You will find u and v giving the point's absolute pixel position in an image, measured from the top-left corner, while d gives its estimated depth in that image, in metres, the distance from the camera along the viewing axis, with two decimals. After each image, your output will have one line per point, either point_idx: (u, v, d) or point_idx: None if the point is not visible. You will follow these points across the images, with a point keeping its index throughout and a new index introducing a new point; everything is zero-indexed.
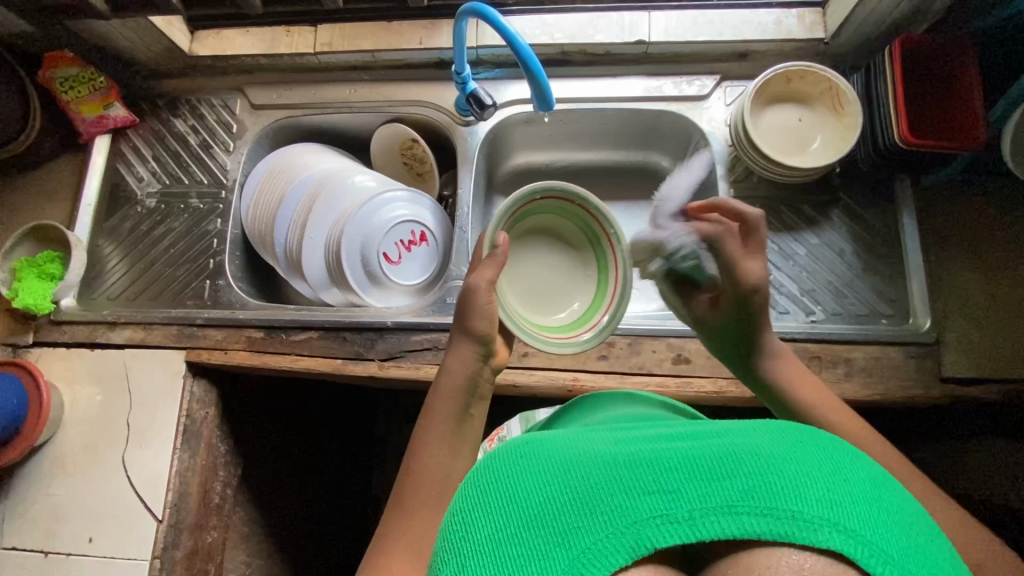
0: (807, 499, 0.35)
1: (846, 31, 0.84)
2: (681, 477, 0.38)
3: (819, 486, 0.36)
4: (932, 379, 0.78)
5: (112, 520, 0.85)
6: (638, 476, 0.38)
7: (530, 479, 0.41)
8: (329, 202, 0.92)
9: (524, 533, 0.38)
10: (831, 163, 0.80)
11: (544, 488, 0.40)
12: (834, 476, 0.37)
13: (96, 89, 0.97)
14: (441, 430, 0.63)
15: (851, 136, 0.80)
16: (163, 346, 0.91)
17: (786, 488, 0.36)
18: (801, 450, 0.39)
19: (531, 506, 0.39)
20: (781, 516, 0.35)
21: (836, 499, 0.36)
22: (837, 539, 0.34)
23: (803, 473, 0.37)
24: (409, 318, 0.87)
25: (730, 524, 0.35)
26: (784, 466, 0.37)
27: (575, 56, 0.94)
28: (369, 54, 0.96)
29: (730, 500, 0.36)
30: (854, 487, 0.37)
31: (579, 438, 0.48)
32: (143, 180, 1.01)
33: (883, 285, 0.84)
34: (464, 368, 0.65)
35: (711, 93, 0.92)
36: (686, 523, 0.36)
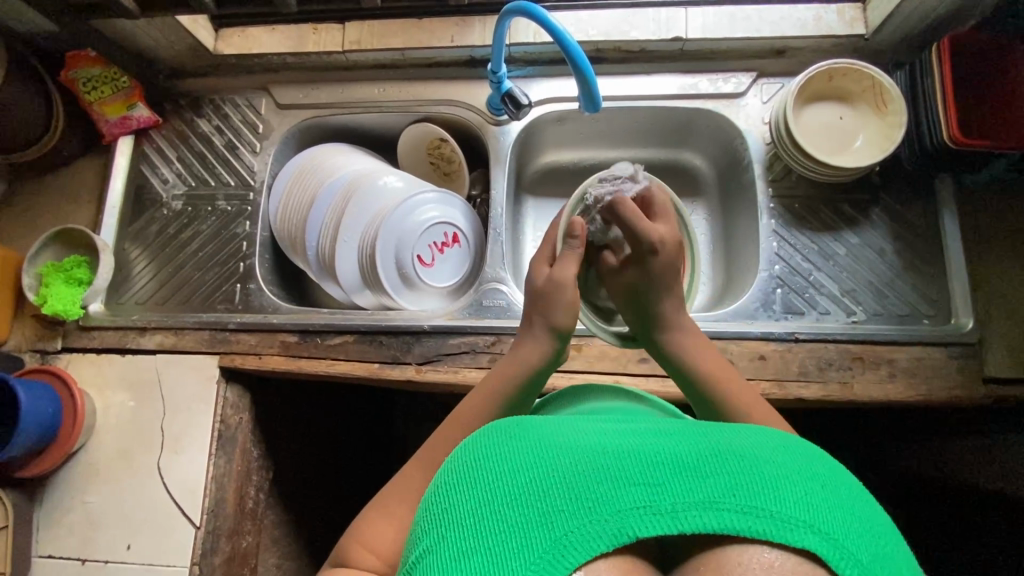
0: (788, 501, 0.34)
1: (888, 27, 0.83)
2: (664, 469, 0.36)
3: (800, 490, 0.35)
4: (974, 379, 0.78)
5: (148, 527, 0.85)
6: (621, 465, 0.36)
7: (508, 455, 0.39)
8: (361, 203, 0.91)
9: (496, 510, 0.36)
10: (876, 163, 0.79)
11: (518, 468, 0.38)
12: (817, 482, 0.36)
13: (119, 89, 0.95)
14: (482, 407, 0.64)
15: (896, 135, 0.79)
16: (196, 351, 0.90)
17: (767, 488, 0.34)
18: (785, 454, 0.38)
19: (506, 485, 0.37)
20: (759, 514, 0.34)
21: (816, 503, 0.34)
22: (814, 540, 0.33)
23: (786, 476, 0.35)
24: (445, 321, 0.86)
25: (710, 519, 0.34)
26: (767, 468, 0.36)
27: (609, 53, 0.93)
28: (398, 52, 0.94)
29: (711, 496, 0.34)
30: (836, 494, 0.35)
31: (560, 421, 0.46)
32: (168, 182, 1.00)
33: (925, 285, 0.83)
34: (530, 357, 0.64)
35: (747, 91, 0.91)
36: (666, 515, 0.34)
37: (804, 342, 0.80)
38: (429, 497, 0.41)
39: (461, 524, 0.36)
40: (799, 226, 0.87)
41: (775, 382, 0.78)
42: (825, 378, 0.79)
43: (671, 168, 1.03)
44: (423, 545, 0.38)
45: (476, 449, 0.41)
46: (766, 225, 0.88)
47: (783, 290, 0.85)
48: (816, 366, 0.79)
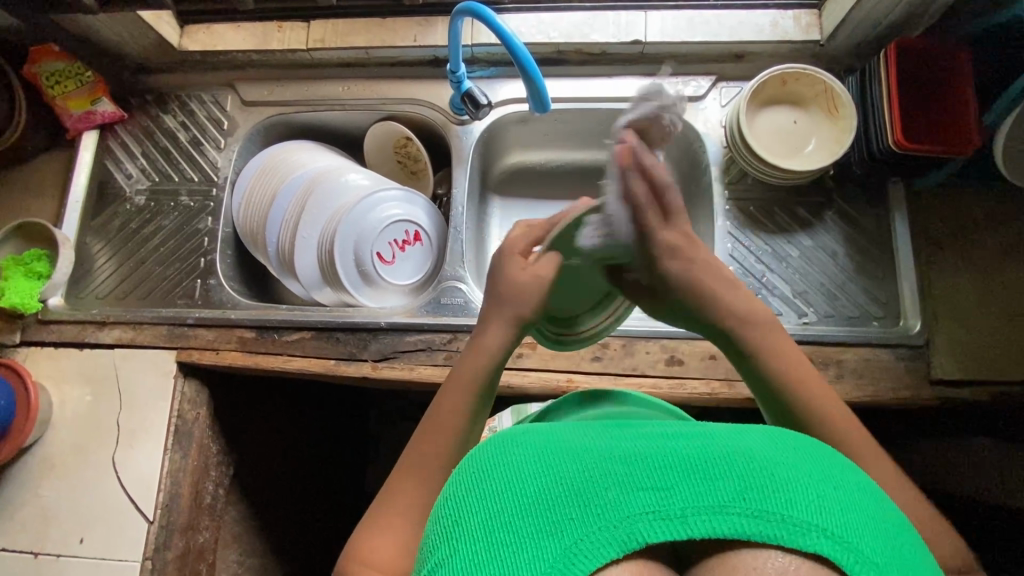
0: (797, 503, 0.34)
1: (842, 34, 0.84)
2: (671, 472, 0.35)
3: (811, 491, 0.35)
4: (921, 380, 0.79)
5: (102, 521, 0.85)
6: (631, 471, 0.36)
7: (515, 464, 0.38)
8: (322, 201, 0.92)
9: (506, 520, 0.35)
10: (825, 167, 0.80)
11: (528, 477, 0.37)
12: (827, 482, 0.36)
13: (83, 84, 0.96)
14: (458, 400, 0.60)
15: (845, 139, 0.80)
16: (153, 345, 0.90)
17: (777, 490, 0.34)
18: (794, 454, 0.37)
19: (518, 494, 0.36)
20: (770, 519, 0.33)
21: (828, 505, 0.34)
22: (827, 544, 0.33)
23: (798, 478, 0.35)
24: (402, 319, 0.87)
25: (721, 525, 0.33)
26: (778, 470, 0.35)
27: (571, 56, 0.94)
28: (362, 51, 0.95)
29: (722, 501, 0.34)
30: (847, 496, 0.35)
31: (564, 426, 0.44)
32: (132, 177, 1.00)
33: (875, 287, 0.84)
34: (498, 341, 0.62)
35: (706, 95, 0.92)
36: (676, 520, 0.33)
37: None
38: (436, 508, 0.41)
39: (472, 535, 0.35)
40: (754, 229, 0.88)
41: (726, 382, 0.80)
42: None
43: None
44: (434, 557, 0.37)
45: (481, 459, 0.40)
46: (722, 228, 0.89)
47: None
48: None
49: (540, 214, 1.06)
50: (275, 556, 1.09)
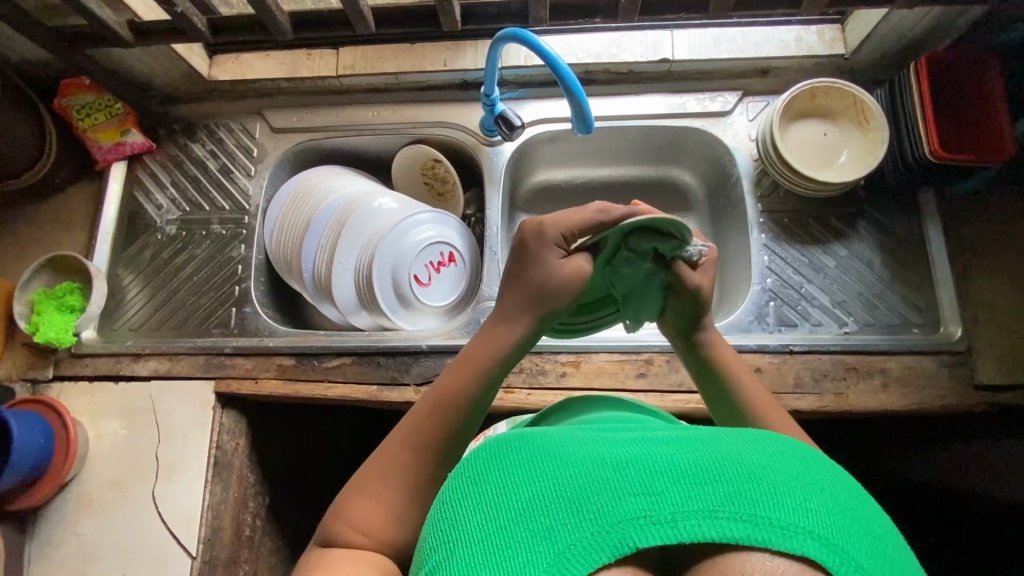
0: (786, 506, 0.33)
1: (867, 46, 0.86)
2: (662, 477, 0.34)
3: (799, 493, 0.34)
4: (966, 386, 0.79)
5: (141, 558, 0.83)
6: (623, 475, 0.35)
7: (505, 472, 0.37)
8: (357, 226, 0.91)
9: (500, 527, 0.34)
10: (860, 177, 0.81)
11: (518, 481, 0.36)
12: (813, 484, 0.35)
13: (113, 116, 0.96)
14: (462, 384, 0.57)
15: (880, 150, 0.81)
16: (191, 376, 0.89)
17: (765, 494, 0.33)
18: (777, 457, 0.36)
19: (507, 501, 0.35)
20: (761, 522, 0.32)
21: (814, 508, 0.33)
22: (812, 546, 0.32)
23: (783, 481, 0.34)
24: (443, 341, 0.86)
25: (710, 529, 0.32)
26: (763, 473, 0.35)
27: (598, 75, 0.95)
28: (392, 76, 0.96)
29: (711, 505, 0.33)
30: (833, 498, 0.34)
31: (558, 431, 0.44)
32: (162, 207, 0.99)
33: (913, 294, 0.85)
34: (516, 324, 0.58)
35: (734, 109, 0.94)
36: (667, 524, 0.33)
37: (799, 354, 0.82)
38: (428, 513, 0.40)
39: (464, 542, 0.35)
40: (788, 239, 0.89)
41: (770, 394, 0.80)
42: (821, 389, 0.80)
43: (663, 184, 1.06)
44: (428, 562, 0.36)
45: (473, 462, 0.39)
46: (757, 240, 0.90)
47: (776, 302, 0.86)
48: (811, 378, 0.81)
49: None
50: None
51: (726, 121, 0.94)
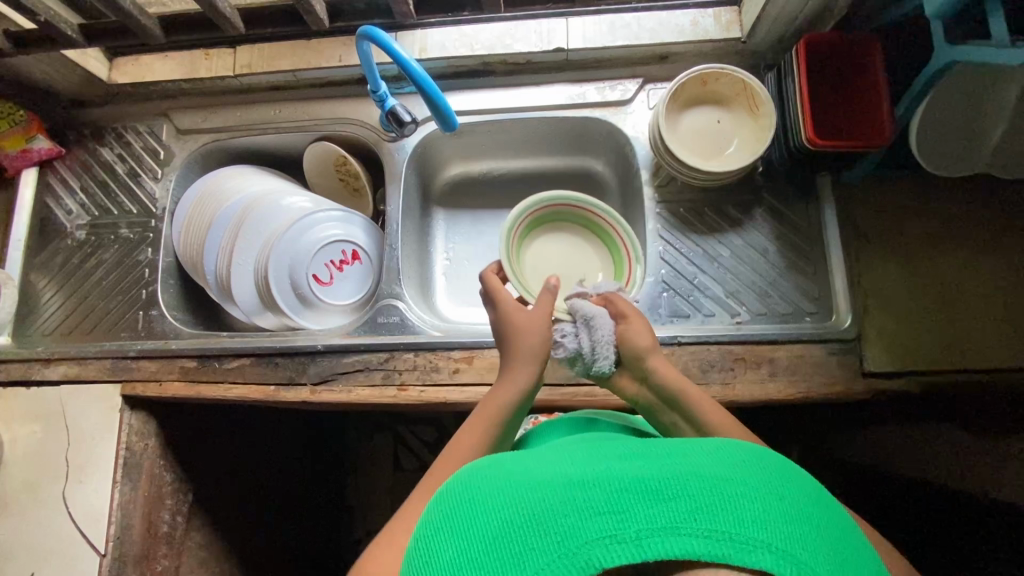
0: (745, 520, 0.35)
1: (760, 30, 0.84)
2: (628, 495, 0.37)
3: (757, 507, 0.36)
4: (854, 374, 0.79)
5: (52, 557, 0.86)
6: (591, 496, 0.38)
7: (486, 500, 0.41)
8: (256, 225, 0.92)
9: (472, 557, 0.38)
10: (747, 164, 0.80)
11: (500, 509, 0.40)
12: (770, 496, 0.38)
13: (17, 123, 0.96)
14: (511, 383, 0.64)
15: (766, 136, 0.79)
16: (98, 380, 0.91)
17: (725, 510, 0.36)
18: (741, 472, 0.39)
19: (486, 530, 0.39)
20: (722, 537, 0.34)
21: (772, 519, 0.36)
22: (773, 558, 0.34)
23: (741, 495, 0.37)
24: (339, 340, 0.87)
25: (673, 546, 0.34)
26: (725, 488, 0.38)
27: (497, 66, 0.94)
28: (289, 74, 0.95)
29: (674, 522, 0.35)
30: (792, 509, 0.37)
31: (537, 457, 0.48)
32: (72, 212, 1.00)
33: (806, 283, 0.84)
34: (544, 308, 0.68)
35: (634, 98, 0.93)
36: (633, 543, 0.35)
37: (687, 346, 0.82)
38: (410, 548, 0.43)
39: (448, 569, 0.38)
40: (683, 230, 0.88)
41: None
42: (707, 380, 0.80)
43: (577, 174, 1.06)
44: None
45: (458, 495, 0.44)
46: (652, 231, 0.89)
47: (669, 294, 0.86)
48: (698, 370, 0.81)
49: (486, 224, 1.10)
50: None
51: (626, 110, 0.93)
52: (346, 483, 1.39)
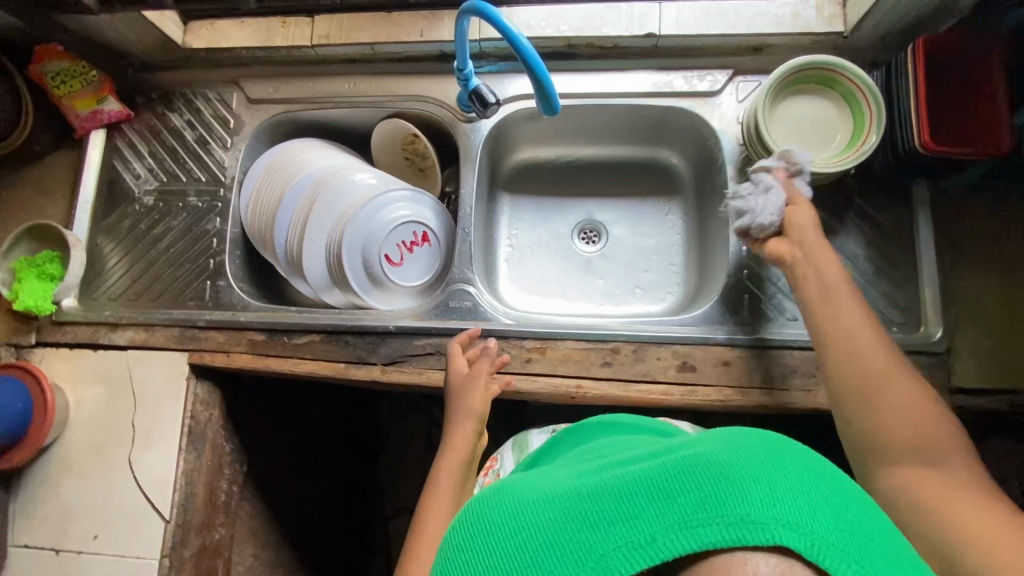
0: (753, 502, 0.35)
1: (867, 25, 0.81)
2: (635, 499, 0.38)
3: (763, 485, 0.36)
4: (942, 389, 0.77)
5: (118, 518, 0.86)
6: (600, 508, 0.38)
7: (500, 527, 0.43)
8: (329, 201, 0.91)
9: None
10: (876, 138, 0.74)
11: (509, 537, 0.41)
12: (775, 471, 0.37)
13: (89, 84, 0.95)
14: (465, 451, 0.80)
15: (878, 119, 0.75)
16: (166, 347, 0.91)
17: (732, 495, 0.36)
18: (744, 451, 0.39)
19: (502, 557, 0.40)
20: (730, 524, 0.34)
21: (780, 496, 0.36)
22: (783, 534, 0.34)
23: (747, 476, 0.37)
24: (410, 322, 0.86)
25: (687, 540, 0.35)
26: (729, 471, 0.37)
27: (581, 49, 0.91)
28: (367, 47, 0.92)
29: (683, 517, 0.35)
30: (799, 482, 0.37)
31: (547, 479, 0.49)
32: (140, 177, 0.99)
33: (895, 291, 0.82)
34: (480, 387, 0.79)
35: (722, 89, 0.89)
36: (647, 547, 0.35)
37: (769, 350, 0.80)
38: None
39: None
40: None
41: (736, 389, 0.79)
42: (790, 386, 0.79)
43: (650, 165, 1.05)
44: None
45: (472, 525, 0.45)
46: None
47: (750, 295, 0.84)
48: (780, 374, 0.79)
49: (550, 212, 1.08)
50: (291, 549, 1.12)
51: (712, 100, 0.90)
52: (384, 461, 1.39)
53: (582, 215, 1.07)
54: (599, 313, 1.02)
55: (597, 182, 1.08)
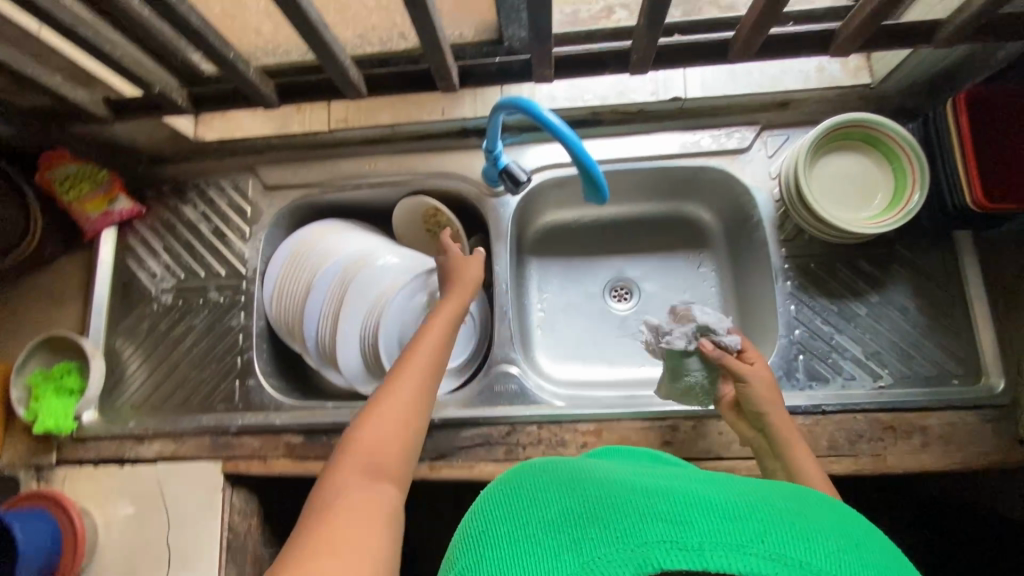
0: (817, 554, 0.36)
1: (895, 77, 0.80)
2: (694, 510, 0.38)
3: (831, 545, 0.37)
4: (1013, 443, 0.75)
5: None
6: (657, 503, 0.39)
7: (549, 490, 0.44)
8: (361, 289, 0.88)
9: (530, 535, 0.41)
10: (917, 199, 0.74)
11: (556, 498, 0.42)
12: (846, 541, 0.38)
13: (98, 185, 0.91)
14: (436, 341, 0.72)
15: (923, 178, 0.74)
16: (197, 458, 0.86)
17: (796, 540, 0.36)
18: (815, 512, 0.40)
19: (544, 516, 0.41)
20: (787, 562, 0.35)
21: (846, 562, 0.36)
22: None
23: (817, 533, 0.37)
24: (456, 413, 0.82)
25: (736, 562, 0.35)
26: (798, 519, 0.38)
27: (605, 116, 0.89)
28: (387, 128, 0.92)
29: (741, 541, 0.36)
30: (863, 555, 0.37)
31: (601, 464, 0.49)
32: (156, 275, 0.95)
33: (951, 343, 0.80)
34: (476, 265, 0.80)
35: (751, 146, 0.88)
36: (694, 552, 0.36)
37: (832, 414, 0.78)
38: (463, 525, 0.46)
39: (501, 538, 0.41)
40: (816, 289, 0.84)
41: None
42: (857, 452, 0.76)
43: (677, 221, 1.03)
44: (462, 556, 0.42)
45: (519, 485, 0.46)
46: (783, 289, 0.84)
47: (805, 356, 0.82)
48: (846, 440, 0.77)
49: (580, 273, 1.05)
50: None
51: (743, 156, 0.88)
52: None
53: (612, 273, 1.05)
54: (641, 375, 0.99)
55: (625, 239, 1.06)
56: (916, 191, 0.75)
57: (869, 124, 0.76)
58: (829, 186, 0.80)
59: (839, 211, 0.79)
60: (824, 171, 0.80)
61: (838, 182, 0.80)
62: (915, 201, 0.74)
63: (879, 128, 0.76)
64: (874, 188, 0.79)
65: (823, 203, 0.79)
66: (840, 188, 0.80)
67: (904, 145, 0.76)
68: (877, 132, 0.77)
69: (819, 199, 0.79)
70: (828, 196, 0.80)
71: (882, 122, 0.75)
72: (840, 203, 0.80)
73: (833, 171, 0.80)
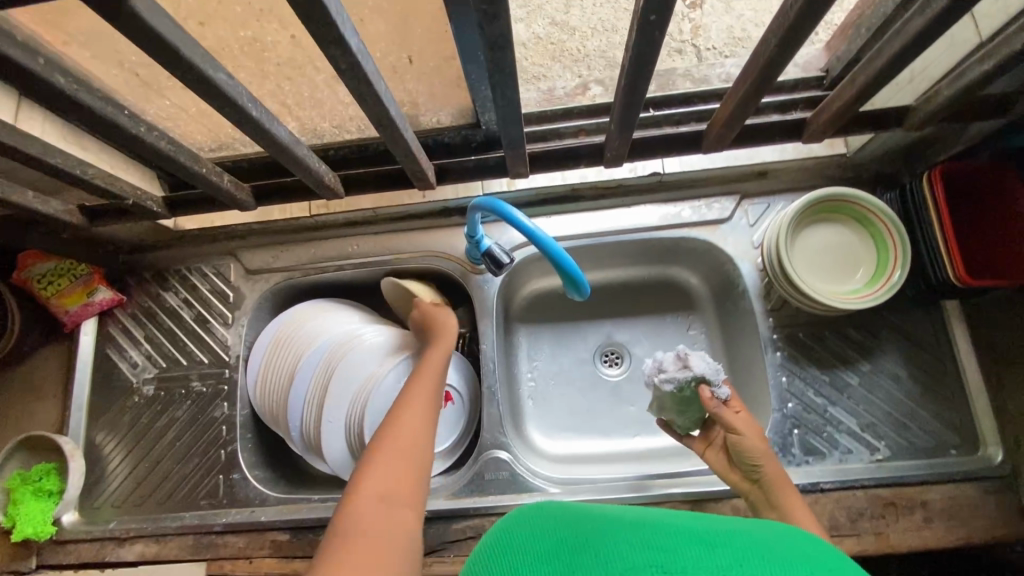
0: None
1: (871, 147, 0.81)
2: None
3: None
4: (1015, 515, 0.74)
5: None
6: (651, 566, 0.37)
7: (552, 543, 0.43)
8: (345, 375, 0.86)
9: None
10: (898, 279, 0.74)
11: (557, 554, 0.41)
12: None
13: (78, 278, 0.90)
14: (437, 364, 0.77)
15: (904, 257, 0.74)
16: (181, 559, 0.84)
17: None
18: None
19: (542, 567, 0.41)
20: None
21: None
22: None
23: None
24: (446, 503, 0.80)
25: None
26: None
27: (585, 191, 0.90)
28: (369, 212, 0.92)
29: None
30: None
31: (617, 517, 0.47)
32: (137, 365, 0.94)
33: (946, 411, 0.79)
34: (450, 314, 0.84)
35: (732, 215, 0.88)
36: None
37: (830, 491, 0.77)
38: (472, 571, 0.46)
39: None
40: (807, 359, 0.83)
41: None
42: (857, 531, 0.75)
43: (664, 285, 1.03)
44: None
45: (526, 533, 0.45)
46: (774, 361, 0.83)
47: (800, 431, 0.80)
48: (846, 519, 0.75)
49: (570, 339, 1.04)
50: None
51: (723, 226, 0.88)
52: None
53: (602, 337, 1.03)
54: (636, 445, 0.97)
55: (613, 305, 1.04)
56: (897, 270, 0.75)
57: (851, 198, 0.76)
58: (811, 257, 0.80)
59: (819, 284, 0.79)
60: (807, 241, 0.80)
61: (821, 253, 0.80)
62: (897, 279, 0.74)
63: (860, 202, 0.76)
64: (856, 262, 0.79)
65: (805, 274, 0.79)
66: (822, 259, 0.80)
67: (886, 220, 0.76)
68: (857, 207, 0.77)
69: (801, 270, 0.79)
70: (810, 267, 0.80)
71: (863, 198, 0.76)
72: (822, 275, 0.80)
73: (817, 241, 0.80)
